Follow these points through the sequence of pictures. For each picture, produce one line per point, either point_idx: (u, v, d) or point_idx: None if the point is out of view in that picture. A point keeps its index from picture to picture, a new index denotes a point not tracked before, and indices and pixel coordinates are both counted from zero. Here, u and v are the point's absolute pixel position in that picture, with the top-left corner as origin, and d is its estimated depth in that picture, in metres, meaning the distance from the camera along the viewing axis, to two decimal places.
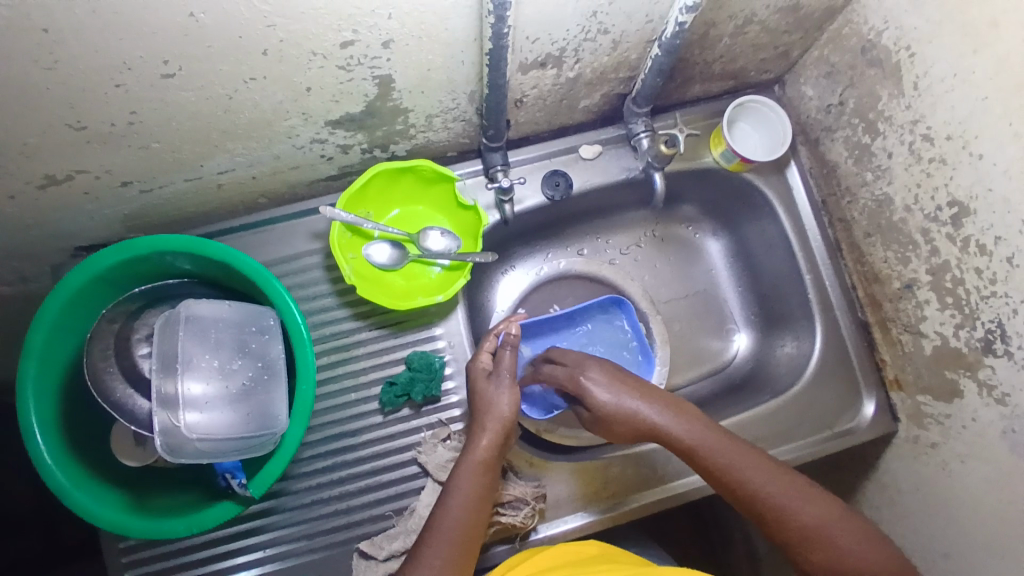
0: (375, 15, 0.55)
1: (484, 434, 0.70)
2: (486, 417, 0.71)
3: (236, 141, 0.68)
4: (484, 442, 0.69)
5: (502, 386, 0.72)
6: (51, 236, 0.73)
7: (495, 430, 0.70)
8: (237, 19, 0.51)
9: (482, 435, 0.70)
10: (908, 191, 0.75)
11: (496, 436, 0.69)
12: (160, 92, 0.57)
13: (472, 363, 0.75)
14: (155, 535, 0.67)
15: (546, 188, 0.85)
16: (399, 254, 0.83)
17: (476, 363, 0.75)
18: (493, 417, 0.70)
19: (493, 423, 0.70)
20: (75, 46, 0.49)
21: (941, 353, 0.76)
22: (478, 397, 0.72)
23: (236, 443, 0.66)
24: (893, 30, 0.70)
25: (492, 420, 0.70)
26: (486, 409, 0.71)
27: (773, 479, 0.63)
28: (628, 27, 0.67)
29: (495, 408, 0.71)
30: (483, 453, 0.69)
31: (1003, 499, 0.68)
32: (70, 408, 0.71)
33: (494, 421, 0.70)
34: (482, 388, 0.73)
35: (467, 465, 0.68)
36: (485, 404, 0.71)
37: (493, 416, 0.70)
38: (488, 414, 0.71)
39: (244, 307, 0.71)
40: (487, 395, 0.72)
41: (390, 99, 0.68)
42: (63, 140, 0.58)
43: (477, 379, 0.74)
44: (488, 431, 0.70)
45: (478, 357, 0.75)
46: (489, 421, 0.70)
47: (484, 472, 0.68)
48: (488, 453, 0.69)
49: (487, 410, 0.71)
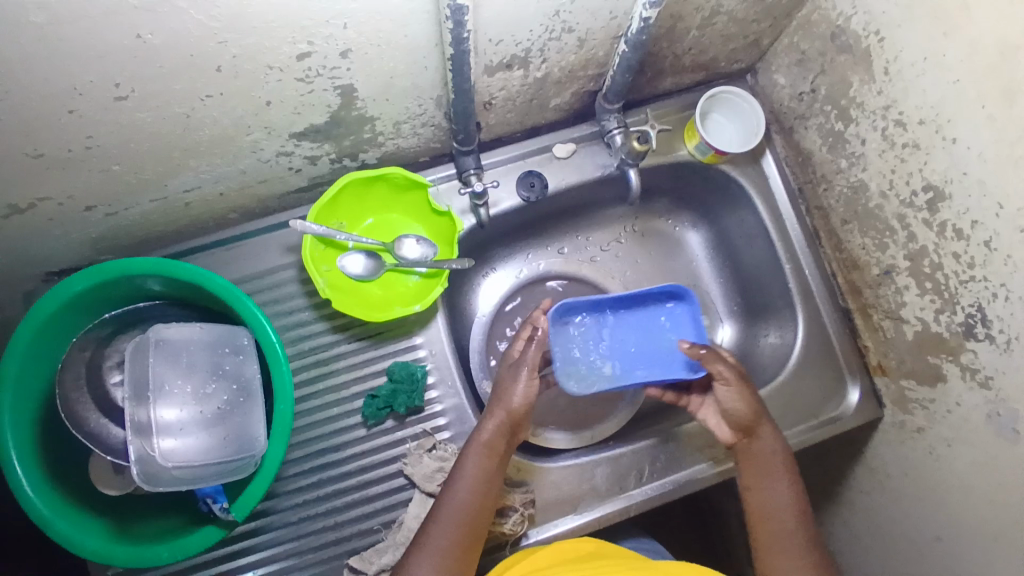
0: (330, 26, 0.53)
1: (490, 419, 0.70)
2: (495, 403, 0.71)
3: (198, 159, 0.66)
4: (488, 427, 0.69)
5: (521, 372, 0.71)
6: (19, 264, 0.71)
7: (500, 416, 0.70)
8: (187, 36, 0.49)
9: (487, 421, 0.70)
10: (883, 177, 0.74)
11: (502, 421, 0.70)
12: (114, 115, 0.55)
13: (509, 348, 0.77)
14: (138, 563, 0.66)
15: (521, 189, 0.84)
16: (375, 263, 0.81)
17: (511, 349, 0.77)
18: (502, 403, 0.71)
19: (502, 408, 0.70)
20: (21, 76, 0.47)
21: (923, 338, 0.76)
22: (496, 383, 0.73)
23: (213, 468, 0.65)
24: (862, 15, 0.69)
25: (499, 408, 0.70)
26: (500, 396, 0.71)
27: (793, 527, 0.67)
28: (593, 25, 0.66)
29: (506, 395, 0.71)
30: (487, 437, 0.69)
31: (992, 481, 0.68)
32: (49, 438, 0.70)
33: (502, 406, 0.70)
34: (504, 374, 0.73)
35: (472, 448, 0.69)
36: (500, 390, 0.72)
37: (503, 401, 0.71)
38: (500, 399, 0.71)
39: (215, 327, 0.69)
40: (503, 381, 0.72)
41: (354, 108, 0.67)
42: (20, 169, 0.57)
43: (503, 365, 0.75)
44: (493, 416, 0.70)
45: (514, 344, 0.77)
46: (496, 407, 0.71)
47: (489, 456, 0.68)
48: (493, 438, 0.69)
49: (498, 396, 0.71)
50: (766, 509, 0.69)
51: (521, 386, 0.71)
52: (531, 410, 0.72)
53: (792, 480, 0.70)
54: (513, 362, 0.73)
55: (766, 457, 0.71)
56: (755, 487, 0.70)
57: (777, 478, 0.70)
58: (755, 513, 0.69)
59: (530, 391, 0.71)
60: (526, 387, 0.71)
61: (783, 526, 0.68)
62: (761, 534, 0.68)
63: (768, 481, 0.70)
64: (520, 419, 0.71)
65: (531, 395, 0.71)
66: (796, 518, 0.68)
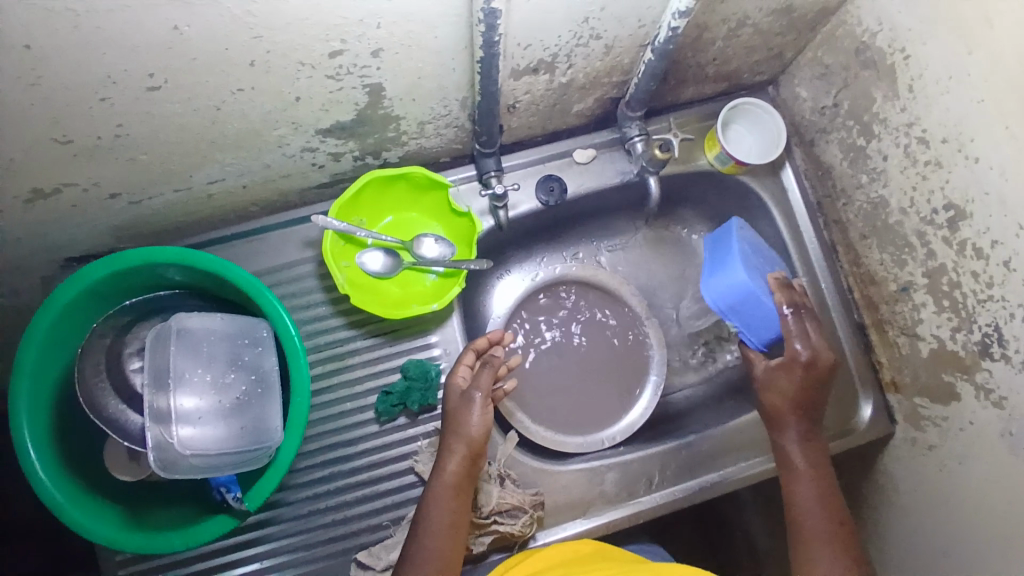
0: (363, 25, 0.54)
1: (451, 457, 0.70)
2: (453, 439, 0.71)
3: (225, 152, 0.67)
4: (452, 465, 0.69)
5: (474, 401, 0.72)
6: (42, 248, 0.72)
7: (463, 452, 0.70)
8: (223, 30, 0.50)
9: (449, 459, 0.70)
10: (904, 194, 0.74)
11: (464, 457, 0.70)
12: (146, 105, 0.56)
13: (449, 380, 0.75)
14: (151, 550, 0.67)
15: (540, 193, 0.84)
16: (393, 261, 0.82)
17: (454, 380, 0.74)
18: (460, 437, 0.71)
19: (461, 443, 0.70)
20: (57, 63, 0.48)
21: (938, 355, 0.76)
22: (450, 416, 0.72)
23: (229, 457, 0.66)
24: (887, 32, 0.69)
25: (459, 442, 0.70)
26: (455, 430, 0.71)
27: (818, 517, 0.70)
28: (621, 32, 0.67)
29: (463, 428, 0.71)
30: (452, 475, 0.69)
31: (1003, 500, 0.68)
32: (63, 422, 0.71)
33: (461, 441, 0.70)
34: (456, 406, 0.73)
35: (438, 490, 0.68)
36: (454, 424, 0.72)
37: (461, 436, 0.71)
38: (456, 435, 0.71)
39: (235, 319, 0.71)
40: (455, 413, 0.72)
41: (381, 107, 0.67)
42: (51, 155, 0.58)
43: (451, 399, 0.73)
44: (455, 453, 0.70)
45: (455, 374, 0.75)
46: (456, 442, 0.70)
47: (456, 494, 0.68)
48: (458, 476, 0.69)
49: (456, 431, 0.71)
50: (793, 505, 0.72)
51: (475, 416, 0.72)
52: (489, 438, 0.72)
53: (819, 480, 0.72)
54: (464, 392, 0.73)
55: (789, 455, 0.75)
56: (790, 484, 0.73)
57: (802, 475, 0.73)
58: (789, 507, 0.72)
59: (487, 416, 0.72)
60: (484, 411, 0.72)
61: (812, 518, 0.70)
62: (796, 528, 0.70)
63: (796, 479, 0.73)
64: (480, 450, 0.71)
65: (487, 422, 0.72)
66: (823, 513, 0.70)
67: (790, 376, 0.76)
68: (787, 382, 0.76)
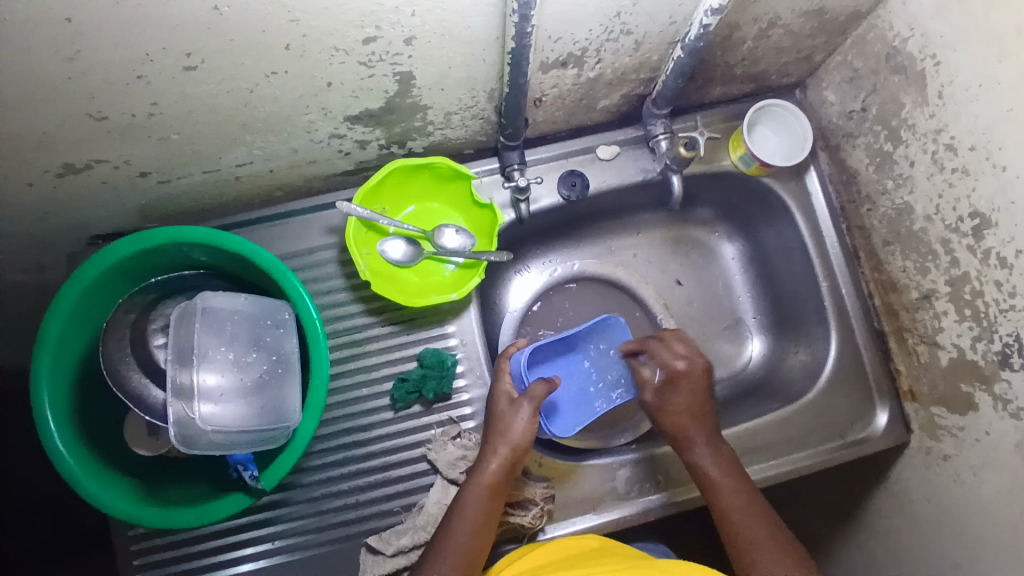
0: (398, 12, 0.54)
1: (493, 457, 0.70)
2: (497, 440, 0.70)
3: (254, 135, 0.68)
4: (493, 466, 0.69)
5: (521, 407, 0.71)
6: (69, 223, 0.73)
7: (505, 455, 0.69)
8: (262, 12, 0.51)
9: (490, 459, 0.69)
10: (929, 201, 0.74)
11: (505, 460, 0.69)
12: (181, 84, 0.57)
13: (495, 385, 0.75)
14: (166, 525, 0.68)
15: (562, 188, 0.85)
16: (414, 250, 0.83)
17: (500, 386, 0.74)
18: (505, 440, 0.70)
19: (504, 445, 0.70)
20: (97, 38, 0.49)
21: (957, 365, 0.75)
22: (497, 419, 0.72)
23: (249, 435, 0.67)
24: (918, 37, 0.69)
25: (502, 444, 0.70)
26: (500, 430, 0.71)
27: (752, 523, 0.67)
28: (651, 28, 0.67)
29: (510, 432, 0.70)
30: (491, 476, 0.69)
31: (1016, 513, 0.68)
32: (83, 395, 0.72)
33: (505, 444, 0.70)
34: (501, 411, 0.72)
35: (475, 488, 0.68)
36: (501, 426, 0.71)
37: (506, 439, 0.70)
38: (500, 438, 0.70)
39: (259, 301, 0.71)
40: (502, 416, 0.72)
41: (409, 95, 0.68)
42: (84, 130, 0.59)
43: (499, 403, 0.73)
44: (497, 455, 0.70)
45: (500, 380, 0.75)
46: (499, 444, 0.70)
47: (492, 495, 0.68)
48: (496, 477, 0.69)
49: (501, 433, 0.71)
50: (726, 513, 0.69)
51: (523, 422, 0.71)
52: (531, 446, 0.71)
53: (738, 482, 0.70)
54: (514, 400, 0.72)
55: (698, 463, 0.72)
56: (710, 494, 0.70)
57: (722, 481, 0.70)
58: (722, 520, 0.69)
59: (532, 424, 0.71)
60: (530, 417, 0.71)
61: (748, 533, 0.67)
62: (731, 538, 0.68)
63: (718, 484, 0.70)
64: (522, 458, 0.70)
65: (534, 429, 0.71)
66: (758, 522, 0.67)
67: (682, 392, 0.75)
68: (680, 400, 0.75)
